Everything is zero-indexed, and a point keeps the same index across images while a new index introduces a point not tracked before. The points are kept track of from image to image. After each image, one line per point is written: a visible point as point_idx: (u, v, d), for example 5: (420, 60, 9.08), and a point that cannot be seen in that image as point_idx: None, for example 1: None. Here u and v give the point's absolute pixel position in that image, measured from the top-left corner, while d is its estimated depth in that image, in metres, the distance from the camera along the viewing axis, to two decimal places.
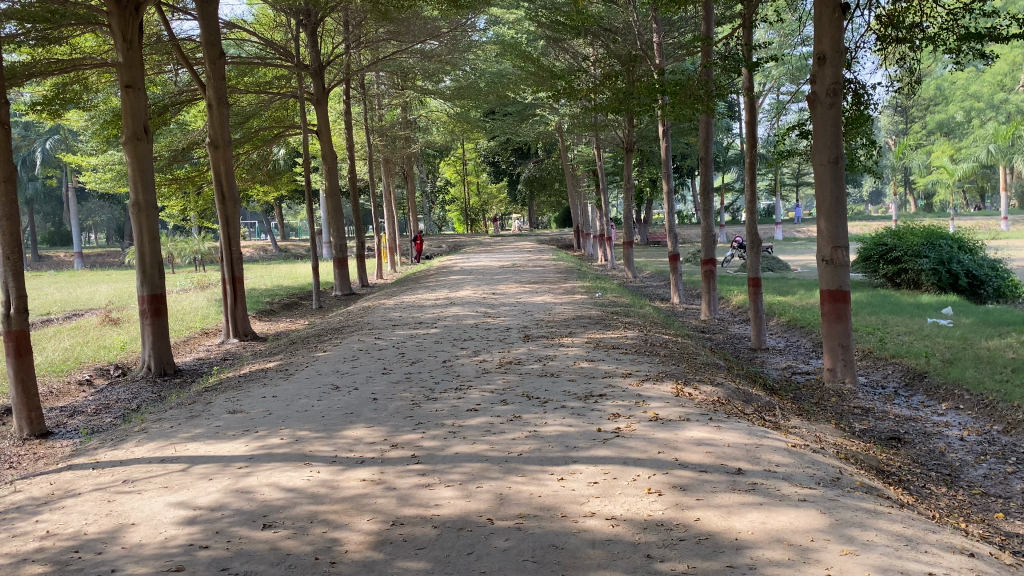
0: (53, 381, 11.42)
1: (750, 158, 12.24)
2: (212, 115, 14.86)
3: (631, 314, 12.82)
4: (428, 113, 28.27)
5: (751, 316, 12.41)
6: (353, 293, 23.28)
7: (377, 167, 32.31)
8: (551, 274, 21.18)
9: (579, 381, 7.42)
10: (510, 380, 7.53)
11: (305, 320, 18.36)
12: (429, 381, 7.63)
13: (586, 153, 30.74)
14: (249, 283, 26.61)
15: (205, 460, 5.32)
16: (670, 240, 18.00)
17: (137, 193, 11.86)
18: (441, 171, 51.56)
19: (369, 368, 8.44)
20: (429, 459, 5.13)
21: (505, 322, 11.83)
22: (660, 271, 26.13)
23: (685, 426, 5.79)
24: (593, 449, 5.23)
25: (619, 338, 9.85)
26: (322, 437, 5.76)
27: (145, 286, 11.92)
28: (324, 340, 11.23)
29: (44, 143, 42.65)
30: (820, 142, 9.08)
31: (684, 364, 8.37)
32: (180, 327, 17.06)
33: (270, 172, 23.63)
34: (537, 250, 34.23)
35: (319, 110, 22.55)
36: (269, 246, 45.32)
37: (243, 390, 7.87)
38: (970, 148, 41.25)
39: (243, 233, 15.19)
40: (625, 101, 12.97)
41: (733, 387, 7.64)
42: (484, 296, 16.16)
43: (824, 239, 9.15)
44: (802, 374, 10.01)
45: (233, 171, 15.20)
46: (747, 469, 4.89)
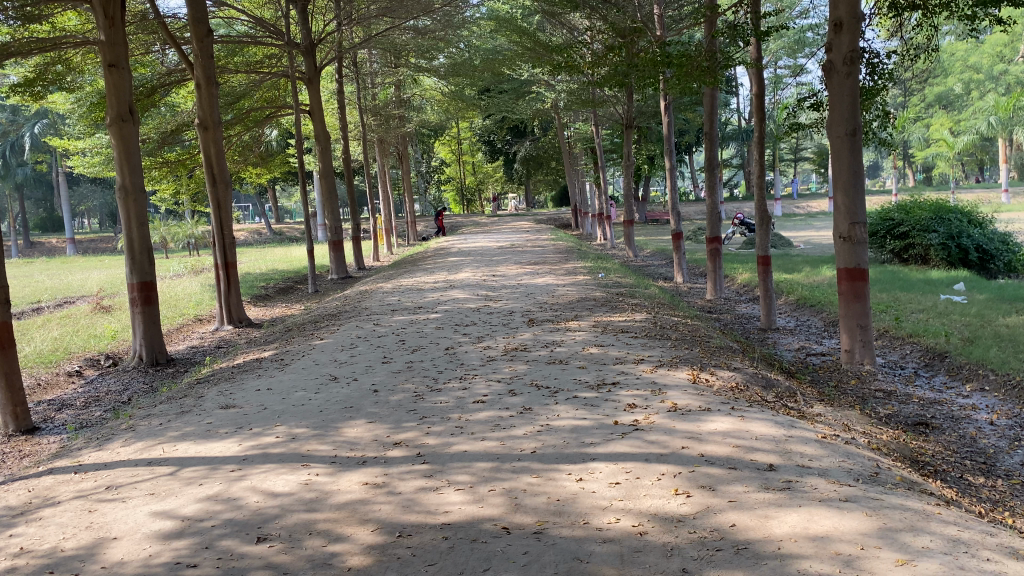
0: (41, 373, 11.04)
1: (760, 133, 11.81)
2: (202, 95, 14.39)
3: (636, 296, 12.44)
4: (422, 92, 27.69)
5: (761, 295, 12.05)
6: (349, 276, 22.86)
7: (371, 148, 31.79)
8: (551, 254, 20.79)
9: (589, 369, 7.06)
10: (517, 368, 7.17)
11: (301, 305, 17.99)
12: (432, 371, 7.26)
13: (584, 131, 30.22)
14: (244, 267, 26.17)
15: (196, 463, 4.95)
16: (671, 217, 17.58)
17: (124, 177, 11.42)
18: (437, 151, 50.96)
19: (368, 357, 8.07)
20: (435, 457, 4.75)
21: (508, 305, 11.44)
22: (661, 249, 25.73)
23: (706, 417, 5.43)
24: (611, 444, 4.86)
25: (627, 322, 9.49)
26: (320, 435, 5.39)
27: (135, 273, 11.52)
28: (321, 326, 10.85)
29: (33, 128, 41.99)
30: (836, 113, 8.68)
31: (697, 348, 8.01)
32: (173, 313, 16.66)
33: (263, 154, 23.13)
34: (535, 229, 33.81)
35: (311, 90, 21.99)
36: (264, 229, 44.81)
37: (236, 382, 7.50)
38: (970, 120, 40.76)
39: (236, 217, 14.78)
40: (629, 75, 12.51)
41: (751, 372, 7.29)
42: (484, 277, 15.76)
43: (841, 214, 8.77)
44: (817, 356, 9.65)
45: (224, 153, 14.75)
46: (779, 464, 4.53)
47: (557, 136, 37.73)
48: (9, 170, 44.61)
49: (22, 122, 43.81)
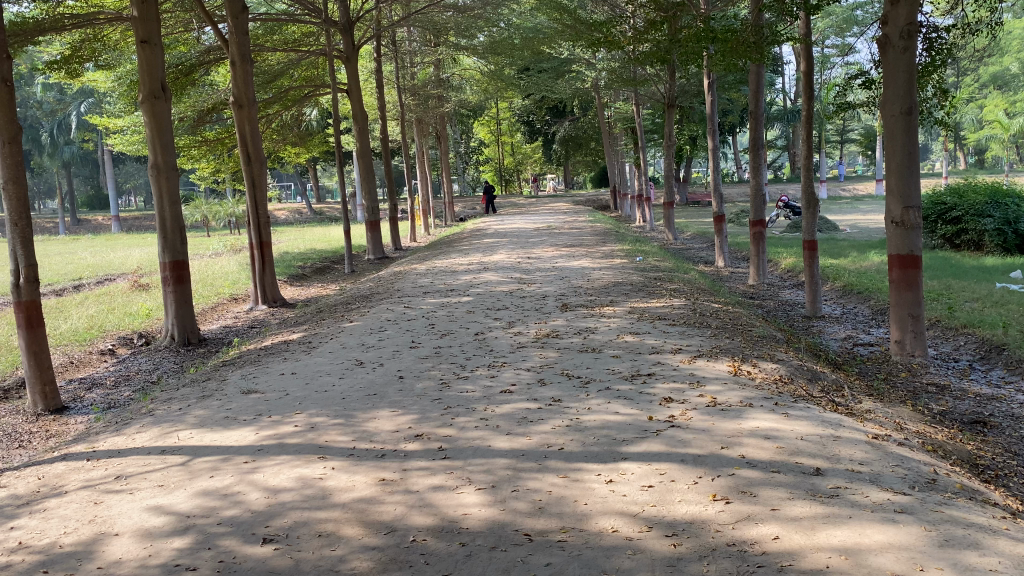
0: (74, 352, 11.04)
1: (808, 112, 11.30)
2: (236, 73, 14.25)
3: (675, 280, 12.04)
4: (461, 71, 27.35)
5: (806, 281, 11.59)
6: (386, 257, 22.74)
7: (409, 127, 31.58)
8: (588, 236, 20.40)
9: (624, 358, 6.76)
10: (548, 357, 6.89)
11: (336, 285, 17.88)
12: (460, 357, 7.01)
13: (625, 110, 29.66)
14: (282, 247, 26.20)
15: (209, 453, 4.77)
16: (714, 199, 17.07)
17: (156, 155, 11.33)
18: (476, 131, 50.61)
19: (396, 341, 7.84)
20: (457, 453, 4.50)
21: (542, 289, 11.16)
22: (702, 232, 25.15)
23: (748, 414, 5.11)
24: (644, 443, 4.56)
25: (665, 308, 9.15)
26: (340, 425, 5.18)
27: (167, 252, 11.43)
28: (351, 308, 10.69)
29: (78, 107, 42.53)
30: (890, 91, 8.19)
31: (739, 337, 7.66)
32: (209, 292, 16.65)
33: (301, 133, 23.02)
34: (573, 211, 33.39)
35: (349, 69, 21.79)
36: (304, 208, 44.98)
37: (261, 365, 7.33)
38: None
39: (271, 195, 14.65)
40: (671, 51, 12.05)
41: (795, 364, 6.91)
42: (520, 260, 15.46)
43: (894, 198, 8.30)
44: (866, 346, 9.20)
45: (259, 131, 14.62)
46: (826, 468, 4.20)
47: (597, 116, 37.15)
48: (56, 148, 45.33)
49: (69, 100, 44.40)
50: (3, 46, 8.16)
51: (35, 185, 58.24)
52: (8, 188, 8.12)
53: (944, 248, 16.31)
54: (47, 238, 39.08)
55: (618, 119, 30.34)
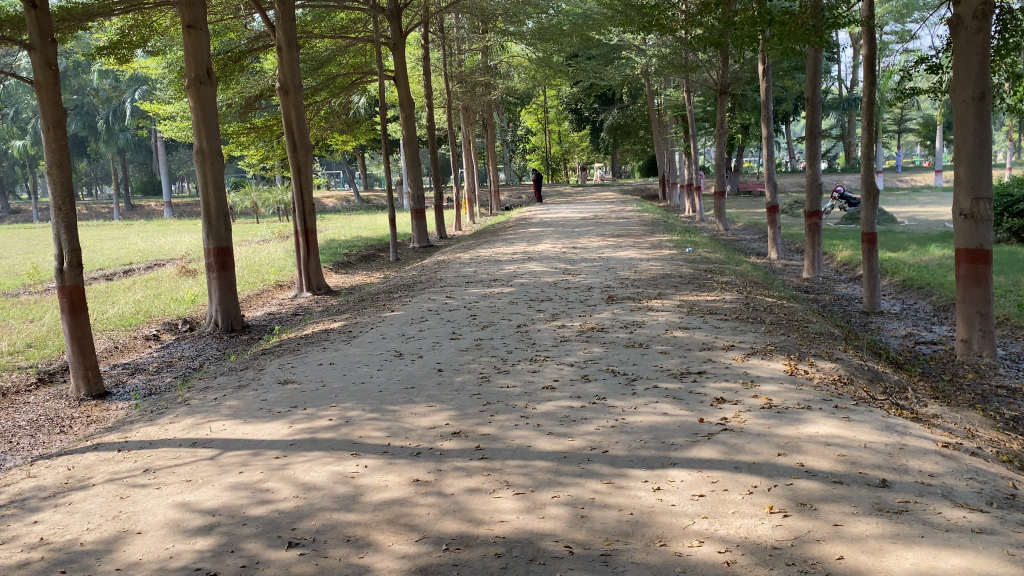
0: (119, 336, 11.10)
1: (869, 98, 10.79)
2: (282, 59, 14.18)
3: (726, 272, 11.65)
4: (508, 59, 27.05)
5: (864, 275, 11.10)
6: (431, 245, 22.63)
7: (456, 115, 31.37)
8: (636, 226, 20.00)
9: (672, 355, 6.48)
10: (593, 351, 6.62)
11: (381, 273, 17.79)
12: (502, 350, 6.78)
13: (675, 98, 29.06)
14: (329, 234, 26.27)
15: (239, 447, 4.62)
16: (767, 189, 16.55)
17: (201, 140, 11.31)
18: (523, 119, 50.28)
19: (437, 332, 7.64)
20: (496, 453, 4.28)
21: (587, 280, 10.87)
22: (754, 223, 24.54)
23: (806, 419, 4.78)
24: (695, 448, 4.28)
25: (716, 302, 8.81)
26: (376, 419, 4.99)
27: (211, 238, 11.42)
28: (393, 297, 10.54)
29: (133, 95, 43.24)
30: (961, 75, 7.71)
31: (794, 334, 7.30)
32: (255, 279, 16.70)
33: (348, 121, 22.96)
34: (621, 200, 32.90)
35: (397, 56, 21.65)
36: (351, 196, 45.19)
37: (299, 354, 7.18)
38: None
39: (316, 182, 14.58)
40: (725, 34, 11.63)
41: (855, 364, 6.53)
42: (565, 250, 15.16)
43: (962, 188, 7.82)
44: (928, 345, 8.73)
45: (304, 118, 14.55)
46: (893, 480, 3.88)
47: (647, 104, 36.54)
48: (112, 135, 46.27)
49: (123, 88, 45.25)
50: (49, 30, 8.12)
51: (91, 171, 59.60)
52: (52, 173, 8.09)
53: (1010, 242, 15.58)
54: (102, 223, 39.87)
55: (668, 107, 29.78)
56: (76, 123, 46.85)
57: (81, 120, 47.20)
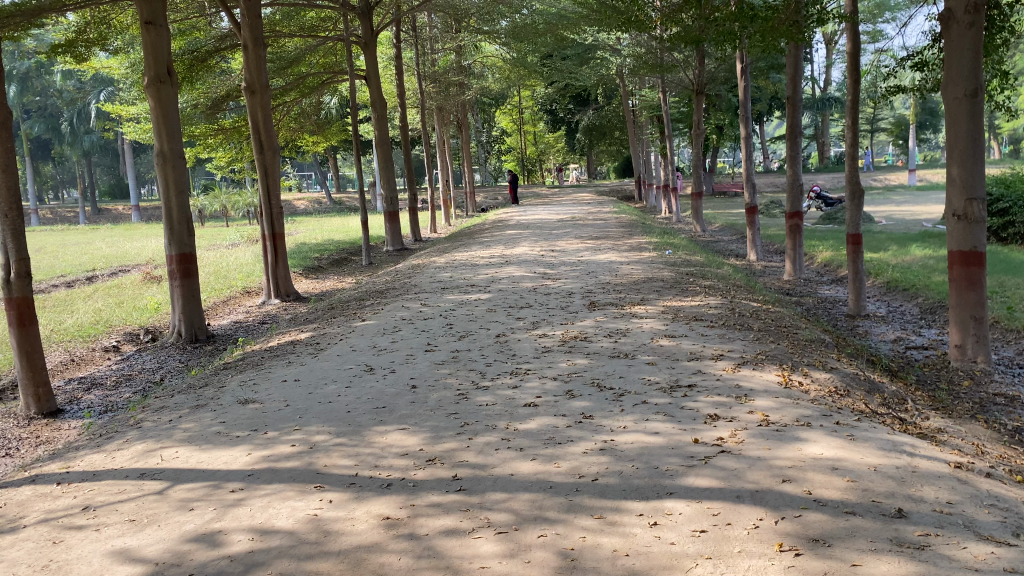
0: (76, 348, 10.55)
1: (853, 96, 10.53)
2: (248, 57, 13.69)
3: (709, 275, 11.33)
4: (482, 59, 26.63)
5: (849, 277, 10.86)
6: (405, 248, 22.19)
7: (430, 116, 30.89)
8: (614, 228, 19.68)
9: (660, 366, 6.12)
10: (576, 364, 6.23)
11: (353, 278, 17.32)
12: (479, 363, 6.38)
13: (650, 98, 28.79)
14: (300, 238, 25.71)
15: (191, 479, 4.20)
16: (746, 190, 16.30)
17: (162, 142, 10.79)
18: (498, 120, 49.91)
19: (410, 344, 7.23)
20: (475, 483, 3.90)
21: (567, 285, 10.50)
22: (731, 224, 24.34)
23: (808, 439, 4.44)
24: (692, 474, 3.92)
25: (702, 307, 8.48)
26: (343, 444, 4.59)
27: (173, 245, 10.90)
28: (365, 304, 10.10)
29: (99, 96, 42.24)
30: (952, 71, 7.44)
31: (785, 341, 6.99)
32: (222, 285, 16.12)
33: (318, 122, 22.41)
34: (597, 201, 32.62)
35: (368, 55, 21.17)
36: (324, 198, 44.54)
37: (263, 369, 6.72)
38: None
39: (284, 185, 14.07)
40: (706, 31, 11.35)
41: (851, 373, 6.21)
42: (543, 253, 14.80)
43: (955, 187, 7.55)
44: (919, 350, 8.46)
45: (272, 119, 14.07)
46: (910, 509, 3.55)
47: (621, 105, 36.29)
48: (77, 137, 45.29)
49: (88, 89, 44.28)
50: None
51: (57, 173, 58.32)
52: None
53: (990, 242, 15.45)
54: (69, 227, 38.96)
55: (644, 107, 29.53)
56: (40, 125, 45.79)
57: (45, 122, 46.14)
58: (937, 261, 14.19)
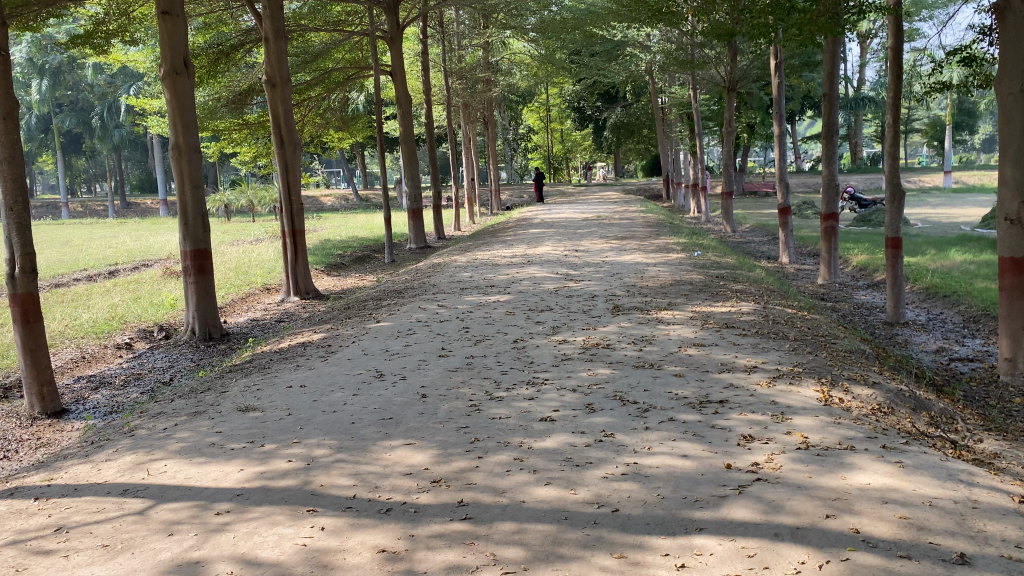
0: (89, 345, 10.34)
1: (895, 94, 10.00)
2: (270, 50, 13.41)
3: (740, 279, 10.87)
4: (510, 55, 26.22)
5: (887, 283, 10.36)
6: (428, 246, 21.89)
7: (457, 113, 30.58)
8: (641, 228, 19.23)
9: (688, 378, 5.71)
10: (598, 373, 5.84)
11: (374, 275, 17.05)
12: (495, 371, 6.01)
13: (681, 96, 28.20)
14: (324, 234, 25.53)
15: (177, 497, 3.86)
16: (779, 191, 15.76)
17: (178, 135, 10.53)
18: (525, 118, 49.52)
19: (424, 348, 6.88)
20: (482, 512, 3.52)
21: (590, 287, 10.09)
22: (762, 225, 23.76)
23: (853, 465, 4.01)
24: (724, 505, 3.51)
25: (733, 313, 8.05)
26: (343, 460, 4.23)
27: (188, 241, 10.67)
28: (381, 304, 9.76)
29: (128, 91, 42.46)
30: (1009, 64, 6.94)
31: (823, 353, 6.54)
32: (242, 281, 15.89)
33: (343, 117, 22.17)
34: (624, 200, 32.11)
35: (393, 50, 20.87)
36: (350, 194, 44.42)
37: (268, 373, 6.41)
38: None
39: (304, 180, 13.81)
40: (741, 24, 10.81)
41: (895, 389, 5.75)
42: (567, 253, 14.37)
43: (1007, 188, 7.07)
44: (964, 362, 7.96)
45: (293, 113, 13.78)
46: (973, 553, 3.12)
47: (651, 102, 35.72)
48: (107, 131, 45.57)
49: (118, 83, 44.49)
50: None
51: (88, 167, 58.83)
52: (2, 169, 7.33)
53: None
54: (97, 222, 39.17)
55: (674, 104, 29.01)
56: (71, 119, 46.11)
57: (76, 116, 46.45)
58: (979, 267, 13.59)
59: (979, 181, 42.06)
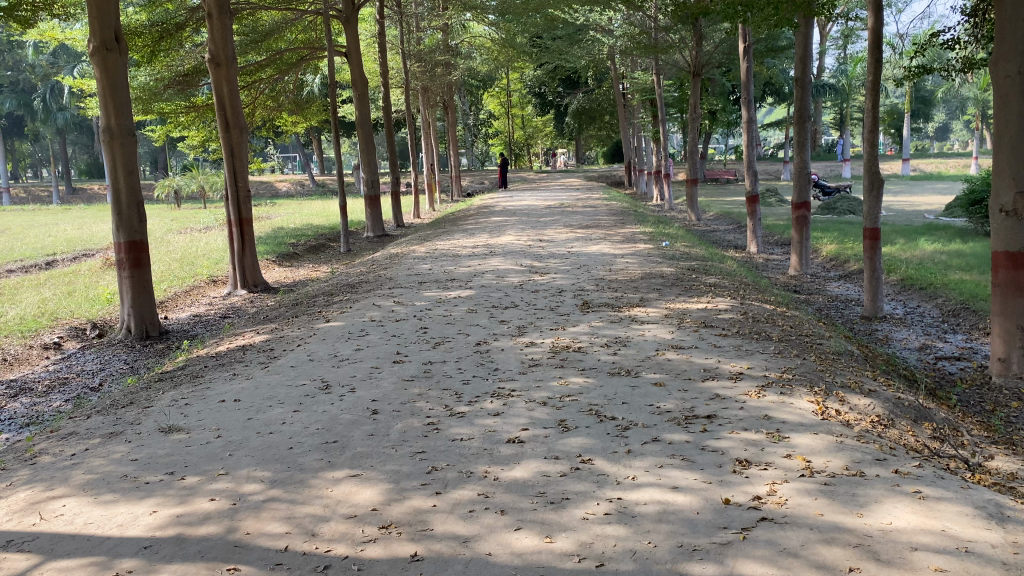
0: (12, 345, 9.47)
1: (874, 79, 9.51)
2: (214, 26, 12.56)
3: (712, 272, 10.37)
4: (470, 38, 25.48)
5: (864, 274, 9.97)
6: (386, 235, 21.17)
7: (415, 97, 29.78)
8: (605, 216, 18.72)
9: (670, 387, 5.16)
10: (571, 383, 5.25)
11: (328, 266, 16.30)
12: (456, 380, 5.40)
13: (643, 82, 27.69)
14: (279, 221, 24.66)
15: (68, 552, 3.18)
16: (747, 178, 15.34)
17: (109, 117, 9.70)
18: (486, 103, 48.80)
19: (377, 352, 6.24)
20: (441, 570, 2.92)
21: (557, 281, 9.51)
22: (726, 212, 23.48)
23: (868, 497, 3.47)
24: (729, 558, 2.94)
25: (711, 310, 7.54)
26: (277, 498, 3.59)
27: (121, 231, 9.85)
28: (333, 300, 9.06)
29: (72, 72, 40.74)
30: (1006, 43, 6.49)
31: (811, 355, 6.05)
32: (186, 273, 15.02)
33: (296, 100, 21.28)
34: (586, 187, 31.68)
35: (348, 31, 20.12)
36: (306, 180, 43.29)
37: (200, 384, 5.72)
38: None
39: (252, 167, 13.01)
40: (714, 3, 10.30)
41: (893, 398, 5.28)
42: (531, 243, 13.77)
43: (1003, 178, 6.61)
44: (951, 362, 7.54)
45: (239, 94, 12.95)
46: None
47: (612, 88, 35.14)
48: (50, 114, 43.73)
49: (61, 63, 42.69)
50: None
51: (34, 152, 56.76)
52: None
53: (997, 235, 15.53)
54: (38, 208, 37.51)
55: (636, 90, 28.61)
56: (11, 101, 43.93)
57: (17, 97, 44.33)
58: (950, 256, 13.31)
59: (935, 169, 42.43)
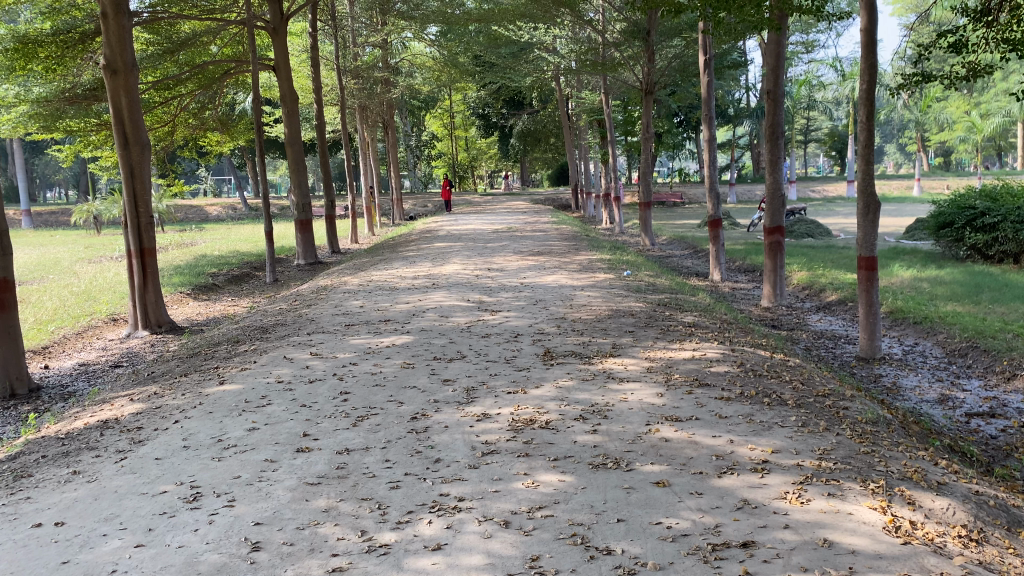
0: None
1: (869, 86, 8.12)
2: (109, 28, 10.77)
3: (687, 308, 9.04)
4: (411, 57, 23.89)
5: (859, 310, 8.69)
6: (319, 261, 19.51)
7: (352, 116, 28.16)
8: (556, 242, 17.31)
9: (681, 490, 3.71)
10: (542, 486, 3.77)
11: (249, 300, 14.55)
12: (381, 484, 3.85)
13: (590, 101, 26.45)
14: (203, 248, 22.71)
15: None
16: (710, 201, 14.11)
17: None
18: (428, 124, 47.30)
19: (275, 435, 4.66)
20: None
21: (509, 323, 8.01)
22: (680, 236, 22.36)
23: None
24: None
25: (702, 362, 6.14)
26: None
27: None
28: (240, 349, 7.42)
29: None
30: None
31: (845, 429, 4.67)
32: (83, 310, 13.08)
33: (221, 117, 19.42)
34: (533, 210, 30.41)
35: (277, 43, 18.42)
36: (238, 203, 41.07)
37: (16, 494, 4.03)
38: (995, 104, 37.71)
39: (156, 190, 11.24)
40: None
41: (970, 494, 3.92)
42: (477, 273, 12.28)
43: None
44: (987, 420, 6.24)
45: (140, 106, 11.17)
46: None
47: (558, 110, 34.06)
48: None
49: None
50: None
51: None
52: None
53: (972, 259, 14.54)
54: None
55: (583, 110, 27.45)
56: None
57: None
58: (932, 284, 12.25)
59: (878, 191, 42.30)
